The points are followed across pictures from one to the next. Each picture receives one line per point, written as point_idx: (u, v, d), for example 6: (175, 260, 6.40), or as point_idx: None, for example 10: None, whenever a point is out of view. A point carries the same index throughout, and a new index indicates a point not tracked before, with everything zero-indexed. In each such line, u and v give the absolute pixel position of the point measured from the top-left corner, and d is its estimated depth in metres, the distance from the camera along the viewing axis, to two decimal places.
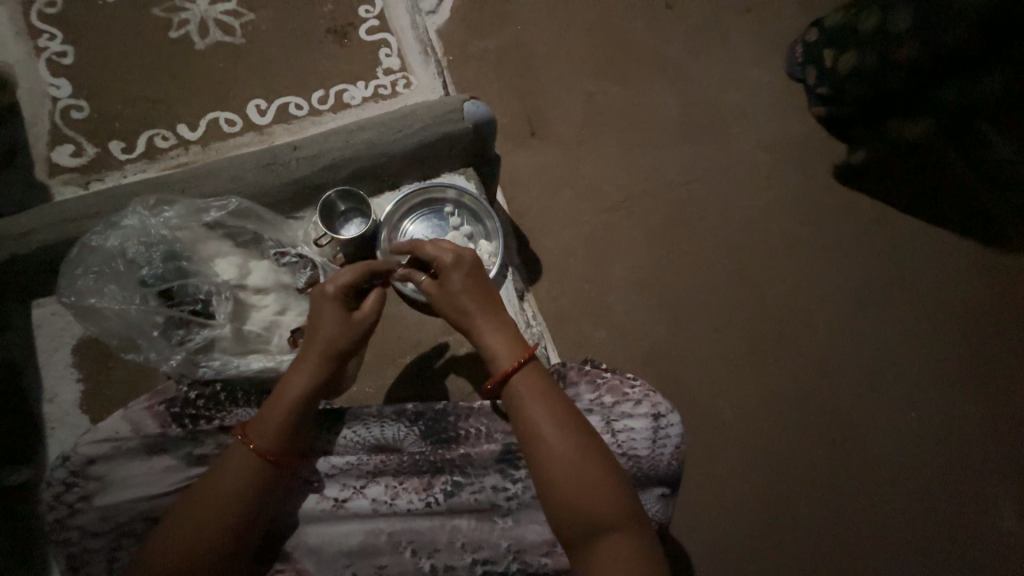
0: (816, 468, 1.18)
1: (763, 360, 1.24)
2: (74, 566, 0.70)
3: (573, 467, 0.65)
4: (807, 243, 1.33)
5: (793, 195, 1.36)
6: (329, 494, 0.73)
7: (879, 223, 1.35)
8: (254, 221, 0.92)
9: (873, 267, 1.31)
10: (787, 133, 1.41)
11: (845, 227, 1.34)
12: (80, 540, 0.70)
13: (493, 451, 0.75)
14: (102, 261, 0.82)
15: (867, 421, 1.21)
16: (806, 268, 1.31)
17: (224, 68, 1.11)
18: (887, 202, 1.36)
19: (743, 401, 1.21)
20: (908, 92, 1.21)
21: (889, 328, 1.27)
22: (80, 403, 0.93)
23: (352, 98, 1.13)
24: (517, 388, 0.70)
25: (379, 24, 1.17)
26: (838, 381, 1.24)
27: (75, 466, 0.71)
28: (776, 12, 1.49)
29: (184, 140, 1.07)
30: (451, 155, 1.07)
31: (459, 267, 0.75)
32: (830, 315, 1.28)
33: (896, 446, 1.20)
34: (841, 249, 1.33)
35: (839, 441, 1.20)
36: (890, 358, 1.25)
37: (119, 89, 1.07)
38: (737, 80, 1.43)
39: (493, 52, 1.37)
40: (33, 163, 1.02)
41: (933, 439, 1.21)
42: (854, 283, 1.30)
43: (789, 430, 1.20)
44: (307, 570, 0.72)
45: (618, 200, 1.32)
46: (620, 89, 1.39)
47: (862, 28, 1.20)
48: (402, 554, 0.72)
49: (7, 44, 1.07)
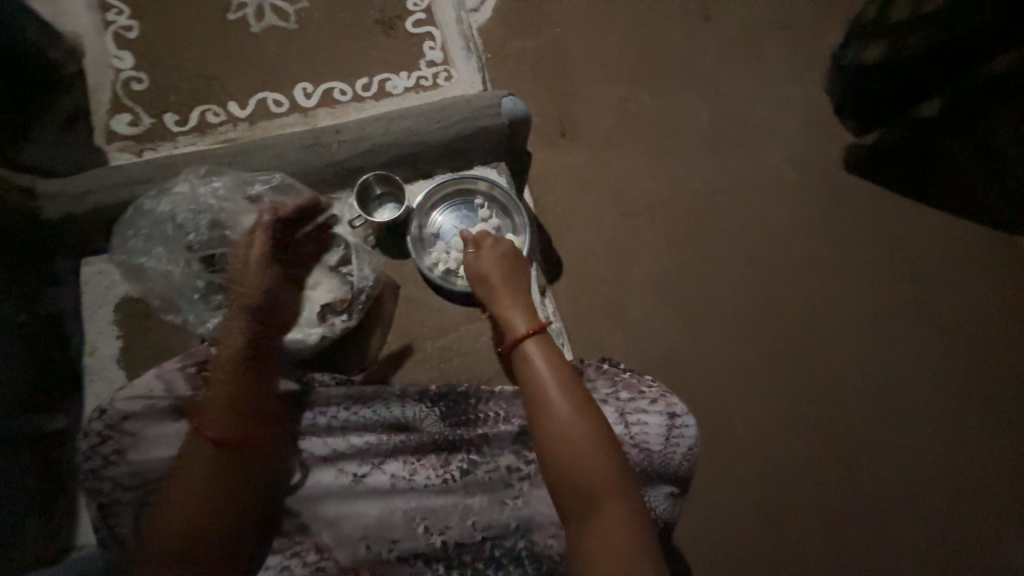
0: (826, 487, 1.16)
1: (779, 374, 1.23)
2: (104, 515, 0.73)
3: (576, 439, 0.65)
4: (834, 261, 1.31)
5: (822, 212, 1.35)
6: (348, 469, 0.76)
7: (909, 246, 1.32)
8: (292, 196, 0.95)
9: (902, 290, 1.29)
10: (820, 149, 1.39)
11: (874, 249, 1.32)
12: (111, 490, 0.73)
13: (509, 432, 0.78)
14: (152, 224, 0.88)
15: (882, 443, 1.19)
16: (831, 287, 1.29)
17: (276, 51, 1.16)
18: (920, 227, 1.33)
19: (756, 413, 1.20)
20: (921, 73, 1.24)
21: (912, 352, 1.24)
22: (117, 357, 0.97)
23: (394, 88, 1.16)
24: (529, 353, 0.73)
25: (425, 17, 1.21)
26: (856, 401, 1.21)
27: (110, 420, 0.75)
28: (819, 29, 1.48)
29: (233, 117, 1.11)
30: (486, 149, 1.10)
31: (498, 247, 0.89)
32: (851, 336, 1.25)
33: (912, 474, 1.17)
34: (868, 270, 1.30)
35: (850, 464, 1.17)
36: (910, 383, 1.22)
37: (177, 65, 1.12)
38: (772, 94, 1.43)
39: (529, 53, 1.39)
40: (92, 128, 1.08)
41: (951, 468, 1.17)
42: (880, 306, 1.27)
43: (801, 449, 1.18)
44: (322, 542, 0.73)
45: (643, 206, 1.33)
46: (653, 97, 1.40)
47: (891, 18, 1.22)
48: (414, 530, 0.74)
49: (77, 16, 1.13)
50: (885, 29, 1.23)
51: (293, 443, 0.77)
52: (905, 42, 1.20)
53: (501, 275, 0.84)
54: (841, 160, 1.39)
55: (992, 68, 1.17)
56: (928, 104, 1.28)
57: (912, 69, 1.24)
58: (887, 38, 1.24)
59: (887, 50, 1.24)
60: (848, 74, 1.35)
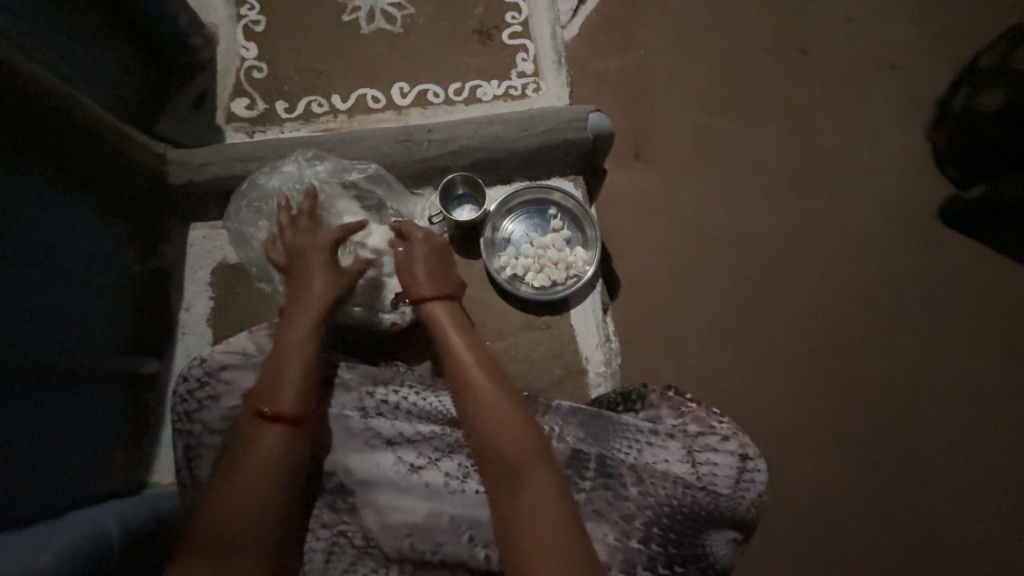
0: (868, 547, 1.14)
1: (839, 434, 1.20)
2: (188, 455, 0.79)
3: (489, 399, 0.72)
4: (911, 319, 1.26)
5: (905, 266, 1.29)
6: (406, 458, 0.77)
7: (995, 312, 1.26)
8: (382, 187, 1.02)
9: (978, 356, 1.23)
10: (913, 200, 1.32)
11: (956, 311, 1.26)
12: (200, 433, 0.79)
13: (560, 453, 0.75)
14: (260, 197, 0.97)
15: (939, 524, 1.15)
16: (902, 345, 1.24)
17: (380, 52, 1.23)
18: (1010, 294, 1.27)
19: (807, 463, 1.18)
20: None
21: (979, 423, 1.20)
22: (208, 317, 1.05)
23: (484, 95, 1.21)
24: (438, 317, 0.83)
25: (521, 30, 1.25)
26: (913, 465, 1.18)
27: (210, 368, 0.81)
28: (931, 70, 1.39)
29: (335, 109, 1.19)
30: (566, 161, 1.12)
31: (429, 243, 0.90)
32: (917, 398, 1.22)
33: (960, 546, 1.14)
34: (945, 332, 1.25)
35: (897, 526, 1.15)
36: (972, 453, 1.19)
37: (293, 58, 1.22)
38: (870, 138, 1.36)
39: (614, 72, 1.37)
40: (216, 109, 1.19)
41: (1008, 556, 1.14)
42: (950, 372, 1.23)
43: (848, 506, 1.16)
44: (370, 528, 0.75)
45: (715, 236, 1.30)
46: (740, 126, 1.36)
47: None
48: (459, 537, 0.74)
49: (215, 8, 1.25)
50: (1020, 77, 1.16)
51: (363, 417, 0.80)
52: None
53: (424, 265, 0.87)
54: (935, 211, 1.31)
55: None
56: None
57: None
58: None
59: None
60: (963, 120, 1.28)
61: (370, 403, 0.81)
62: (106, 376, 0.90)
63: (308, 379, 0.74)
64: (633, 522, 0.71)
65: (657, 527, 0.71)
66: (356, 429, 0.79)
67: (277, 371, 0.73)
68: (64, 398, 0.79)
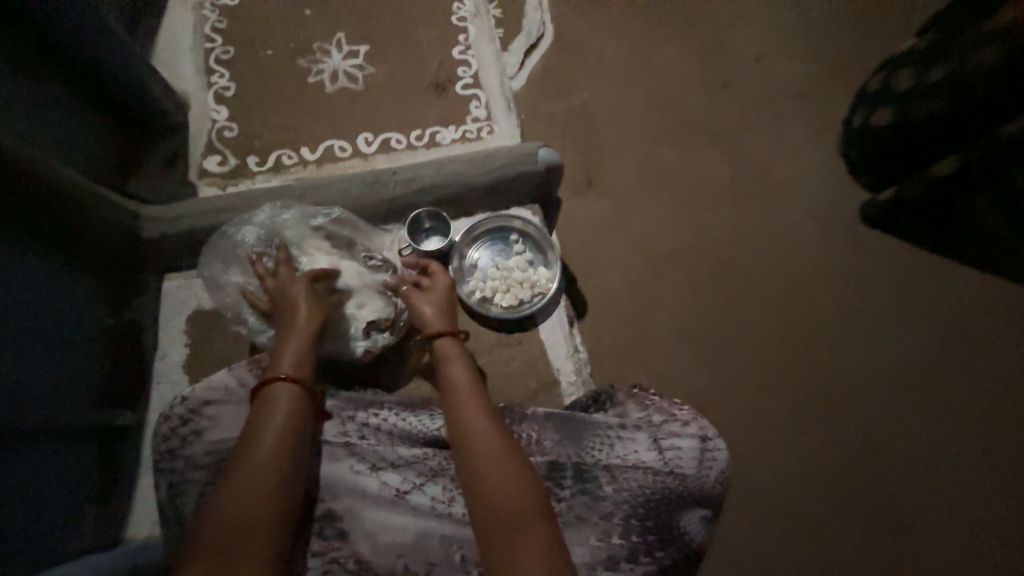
0: (833, 520, 1.23)
1: (795, 419, 1.30)
2: (171, 494, 0.78)
3: (480, 432, 0.75)
4: (843, 308, 1.40)
5: (831, 261, 1.44)
6: (391, 483, 0.79)
7: (913, 294, 1.41)
8: (348, 229, 1.09)
9: (905, 335, 1.38)
10: (828, 204, 1.51)
11: (880, 296, 1.41)
12: (183, 470, 0.79)
13: (538, 464, 0.78)
14: (229, 247, 1.03)
15: (892, 493, 1.25)
16: (839, 332, 1.38)
17: (345, 107, 1.34)
18: (924, 277, 1.43)
19: (769, 449, 1.27)
20: (931, 137, 1.30)
21: (916, 396, 1.33)
22: (184, 364, 1.08)
23: (443, 139, 1.33)
24: (444, 351, 0.88)
25: (473, 82, 1.40)
26: (863, 441, 1.29)
27: (192, 405, 0.82)
28: (826, 95, 1.62)
29: (305, 160, 1.28)
30: (522, 191, 1.23)
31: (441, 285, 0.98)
32: (859, 378, 1.34)
33: (913, 511, 1.24)
34: (874, 317, 1.39)
35: (855, 499, 1.25)
36: (913, 424, 1.31)
37: (263, 117, 1.32)
38: (785, 155, 1.55)
39: (559, 112, 1.54)
40: (188, 167, 1.25)
41: (958, 519, 1.24)
42: (884, 352, 1.36)
43: (811, 485, 1.25)
44: (360, 554, 0.76)
45: (664, 249, 1.42)
46: (674, 152, 1.53)
47: (898, 85, 1.32)
48: (451, 557, 0.76)
49: (186, 77, 1.34)
50: (889, 96, 1.35)
51: (346, 447, 0.82)
52: (915, 109, 1.28)
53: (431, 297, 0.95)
54: (859, 216, 1.50)
55: (996, 138, 1.17)
56: (941, 163, 1.29)
57: (921, 133, 1.31)
58: (894, 104, 1.33)
59: (894, 115, 1.33)
60: (855, 134, 1.46)
61: (352, 427, 0.84)
62: (77, 434, 0.90)
63: (299, 412, 0.78)
64: (612, 519, 0.75)
65: (634, 518, 0.75)
66: (339, 457, 0.81)
67: (269, 405, 0.77)
68: (30, 457, 0.78)
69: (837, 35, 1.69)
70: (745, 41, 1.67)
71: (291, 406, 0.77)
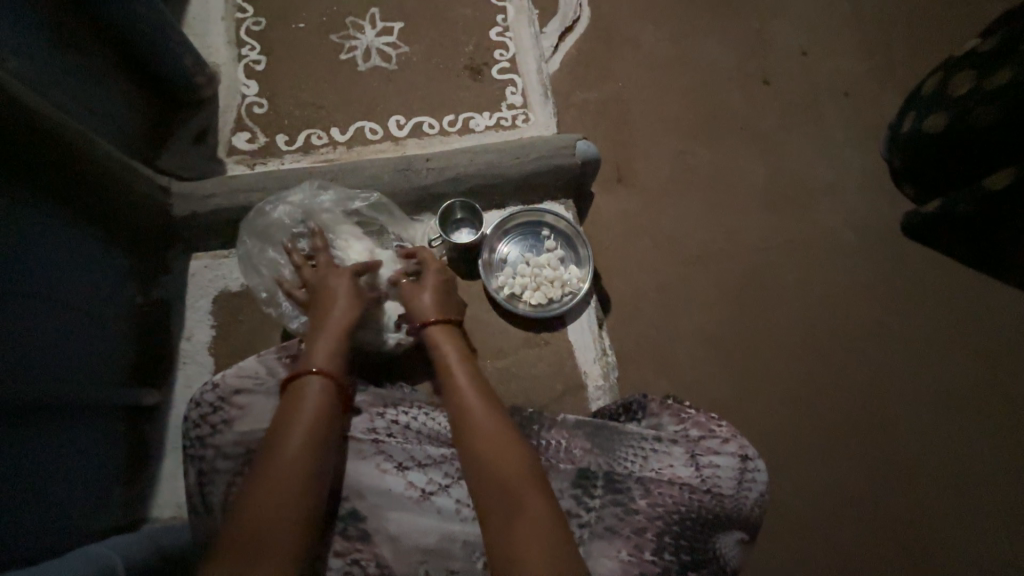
0: (856, 541, 1.20)
1: (823, 436, 1.26)
2: (200, 481, 0.78)
3: (482, 423, 0.74)
4: (881, 323, 1.34)
5: (873, 274, 1.38)
6: (417, 484, 0.78)
7: (957, 313, 1.35)
8: (384, 216, 1.07)
9: (945, 355, 1.32)
10: (874, 214, 1.43)
11: (921, 313, 1.35)
12: (212, 458, 0.78)
13: (568, 472, 0.76)
14: (265, 228, 1.00)
15: (921, 517, 1.22)
16: (875, 348, 1.32)
17: (377, 87, 1.30)
18: (971, 296, 1.36)
19: (794, 465, 1.24)
20: (989, 149, 1.20)
21: (952, 420, 1.28)
22: (210, 346, 1.07)
23: (476, 125, 1.28)
24: (435, 336, 0.88)
25: (509, 66, 1.34)
26: (892, 462, 1.25)
27: (222, 393, 0.81)
28: (880, 97, 1.53)
29: (335, 141, 1.25)
30: (557, 186, 1.18)
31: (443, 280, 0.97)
32: (892, 397, 1.29)
33: (940, 537, 1.21)
34: (914, 335, 1.33)
35: (881, 521, 1.21)
36: (947, 448, 1.26)
37: (293, 94, 1.28)
38: (831, 159, 1.47)
39: (594, 102, 1.47)
40: (217, 143, 1.23)
41: (991, 549, 1.20)
42: (922, 372, 1.31)
43: (836, 503, 1.22)
44: (383, 556, 0.75)
45: (697, 252, 1.37)
46: (713, 150, 1.46)
47: (957, 90, 1.22)
48: (473, 563, 0.75)
49: (217, 49, 1.30)
50: (945, 101, 1.25)
51: (374, 442, 0.81)
52: (971, 116, 1.18)
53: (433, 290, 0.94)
54: (899, 226, 1.43)
55: None
56: (996, 176, 1.19)
57: (976, 142, 1.20)
58: (950, 109, 1.23)
59: (949, 121, 1.24)
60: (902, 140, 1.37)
61: (380, 424, 0.83)
62: (104, 410, 0.91)
63: (328, 409, 0.76)
64: (645, 535, 0.73)
65: (668, 535, 0.73)
66: (367, 453, 0.80)
67: (296, 401, 0.75)
68: (55, 434, 0.78)
69: (895, 32, 1.59)
70: (797, 34, 1.57)
71: (321, 403, 0.75)
